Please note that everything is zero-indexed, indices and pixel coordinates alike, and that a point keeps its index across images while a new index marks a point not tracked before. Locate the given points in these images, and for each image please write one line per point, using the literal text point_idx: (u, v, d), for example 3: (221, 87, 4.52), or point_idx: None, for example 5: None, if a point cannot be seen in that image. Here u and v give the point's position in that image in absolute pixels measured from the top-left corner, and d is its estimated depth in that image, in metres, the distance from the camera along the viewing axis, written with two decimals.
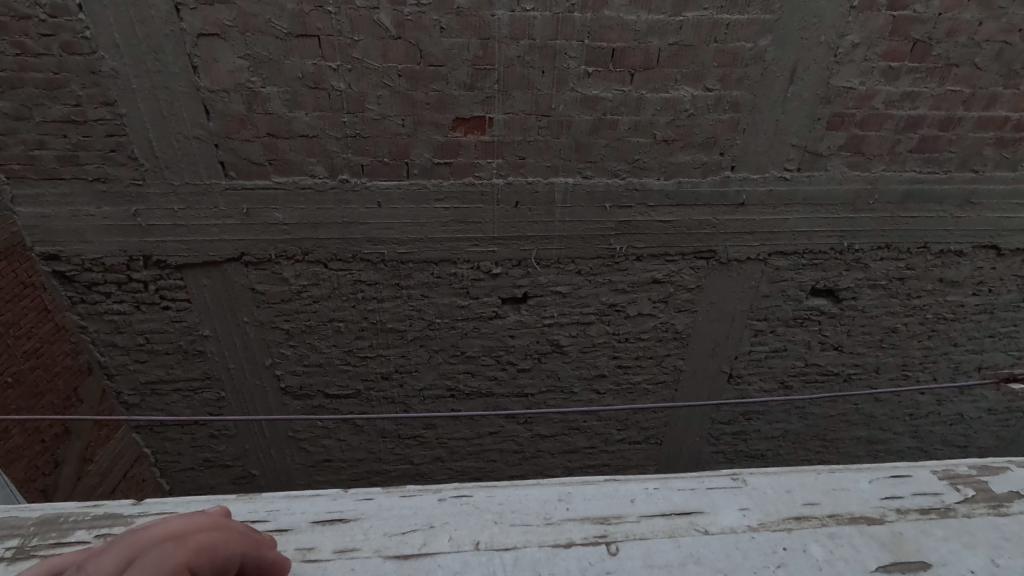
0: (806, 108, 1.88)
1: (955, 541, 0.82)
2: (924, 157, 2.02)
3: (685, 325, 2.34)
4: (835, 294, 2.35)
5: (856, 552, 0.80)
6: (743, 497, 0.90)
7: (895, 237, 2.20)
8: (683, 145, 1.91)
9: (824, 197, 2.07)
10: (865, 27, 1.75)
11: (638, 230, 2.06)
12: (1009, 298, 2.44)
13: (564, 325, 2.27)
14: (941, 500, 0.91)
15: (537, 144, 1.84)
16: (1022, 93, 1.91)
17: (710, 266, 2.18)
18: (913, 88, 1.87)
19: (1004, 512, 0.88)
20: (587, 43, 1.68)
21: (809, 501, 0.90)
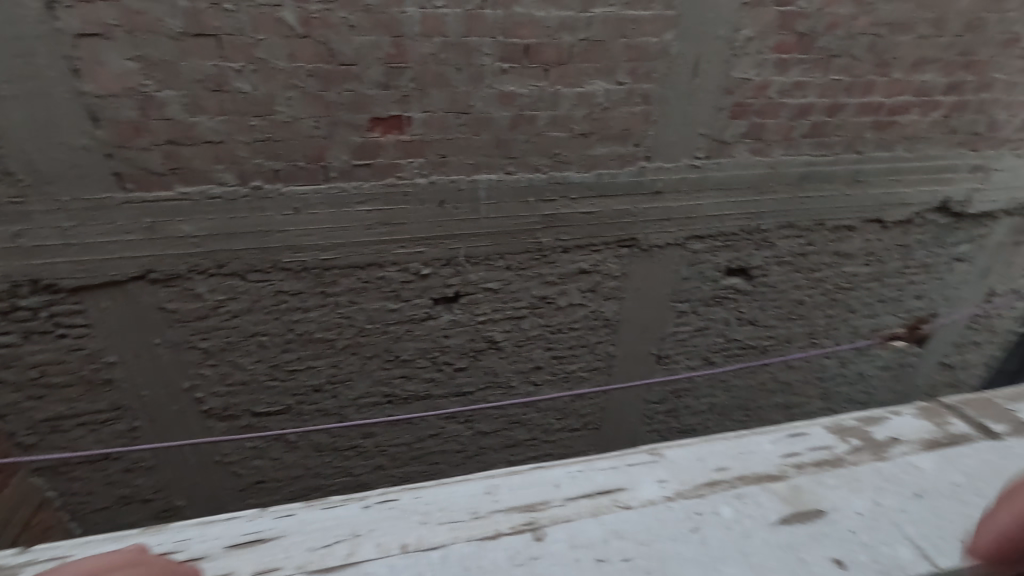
0: (710, 99, 1.99)
1: (842, 486, 1.21)
2: (816, 141, 2.20)
3: (613, 311, 2.43)
4: (748, 273, 2.51)
5: (760, 507, 1.15)
6: (659, 470, 1.26)
7: (797, 217, 2.37)
8: (599, 138, 1.97)
9: (732, 182, 2.20)
10: (755, 22, 1.88)
11: (562, 223, 2.10)
12: (896, 265, 2.70)
13: (497, 321, 2.30)
14: (832, 451, 1.32)
15: (457, 142, 1.84)
16: (893, 79, 2.12)
17: (633, 253, 2.27)
18: (802, 77, 2.03)
19: (883, 455, 1.31)
20: (500, 39, 1.71)
21: (718, 468, 1.26)
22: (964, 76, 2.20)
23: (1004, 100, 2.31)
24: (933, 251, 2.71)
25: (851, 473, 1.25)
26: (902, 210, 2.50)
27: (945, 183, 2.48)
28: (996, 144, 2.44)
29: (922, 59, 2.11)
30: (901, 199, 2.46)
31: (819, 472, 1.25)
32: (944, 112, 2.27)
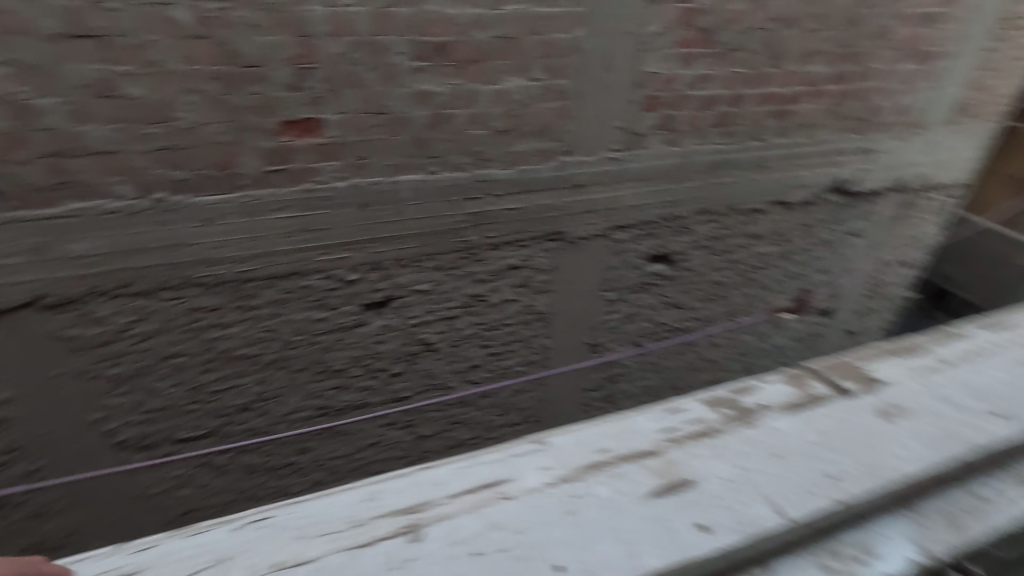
0: (623, 93, 2.05)
1: (712, 456, 1.28)
2: (723, 131, 2.33)
3: (545, 304, 2.46)
4: (670, 259, 2.62)
5: (633, 482, 1.21)
6: (543, 457, 1.27)
7: (710, 203, 2.50)
8: (519, 134, 1.99)
9: (649, 172, 2.29)
10: (660, 18, 1.96)
11: (489, 221, 2.10)
12: (801, 243, 2.91)
13: (431, 322, 2.27)
14: (705, 422, 1.38)
15: (375, 143, 1.80)
16: (786, 71, 2.28)
17: (561, 246, 2.32)
18: (706, 71, 2.14)
19: (750, 422, 1.38)
20: (412, 37, 1.68)
21: (601, 449, 1.30)
22: (848, 66, 2.39)
23: (883, 87, 2.53)
24: (832, 228, 2.93)
25: (718, 440, 1.32)
26: (803, 192, 2.69)
27: (838, 165, 2.69)
28: (879, 128, 2.67)
29: (810, 51, 2.28)
30: (801, 182, 2.65)
31: (696, 442, 1.32)
32: (832, 99, 2.46)
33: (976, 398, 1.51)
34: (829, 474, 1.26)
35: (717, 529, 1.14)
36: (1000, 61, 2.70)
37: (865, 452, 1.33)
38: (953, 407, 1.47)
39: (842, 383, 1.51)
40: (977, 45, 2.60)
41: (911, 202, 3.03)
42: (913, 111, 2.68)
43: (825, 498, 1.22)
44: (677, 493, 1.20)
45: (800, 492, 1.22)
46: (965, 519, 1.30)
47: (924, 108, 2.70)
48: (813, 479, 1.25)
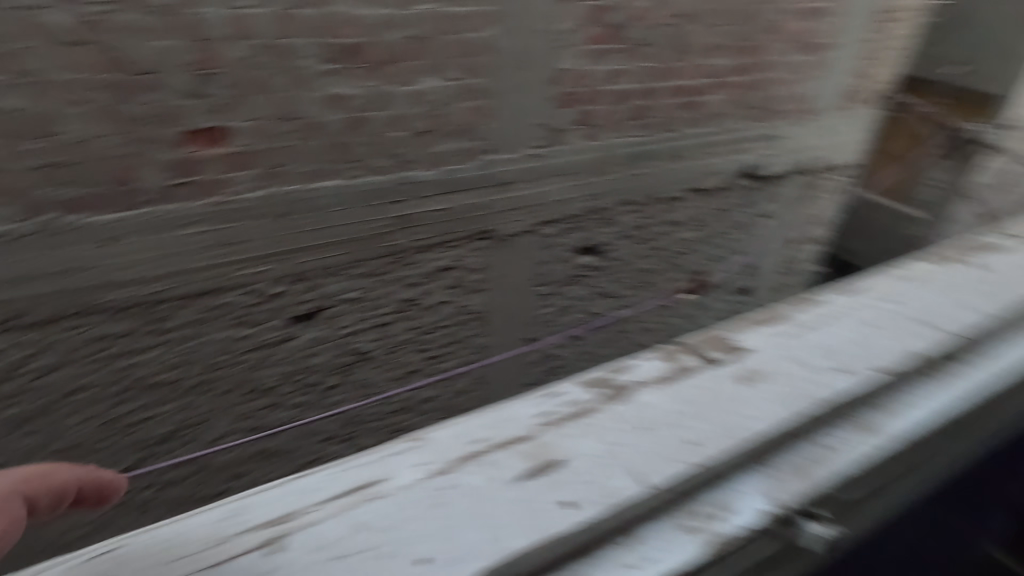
0: (540, 90, 2.09)
1: (587, 437, 0.98)
2: (638, 124, 2.41)
3: (479, 303, 2.46)
4: (598, 250, 2.69)
5: (498, 469, 0.92)
6: (420, 452, 0.95)
7: (631, 193, 2.59)
8: (440, 135, 1.97)
9: (571, 167, 2.34)
10: (569, 16, 2.00)
11: (416, 223, 2.08)
12: (718, 227, 3.06)
13: (363, 331, 2.22)
14: (582, 404, 1.04)
15: (290, 150, 1.73)
16: (692, 64, 2.39)
17: (490, 244, 2.32)
18: (618, 66, 2.21)
19: (628, 399, 1.05)
20: (321, 40, 1.63)
21: (475, 439, 0.98)
22: (749, 58, 2.54)
23: (779, 77, 2.71)
24: (745, 210, 3.10)
25: (591, 416, 1.01)
26: (716, 178, 2.84)
27: (746, 150, 2.85)
28: (780, 115, 2.85)
29: (714, 44, 2.40)
30: (714, 168, 2.79)
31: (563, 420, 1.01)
32: (737, 89, 2.61)
33: (876, 340, 1.20)
34: (699, 435, 0.99)
35: (571, 504, 0.88)
36: (879, 51, 2.95)
37: (738, 403, 1.05)
38: (832, 358, 1.15)
39: (715, 346, 1.17)
40: (858, 36, 2.83)
41: (814, 183, 3.25)
42: (807, 99, 2.88)
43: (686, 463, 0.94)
44: (537, 460, 0.94)
45: (654, 459, 0.95)
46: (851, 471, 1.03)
47: (817, 95, 2.91)
48: (680, 440, 0.98)
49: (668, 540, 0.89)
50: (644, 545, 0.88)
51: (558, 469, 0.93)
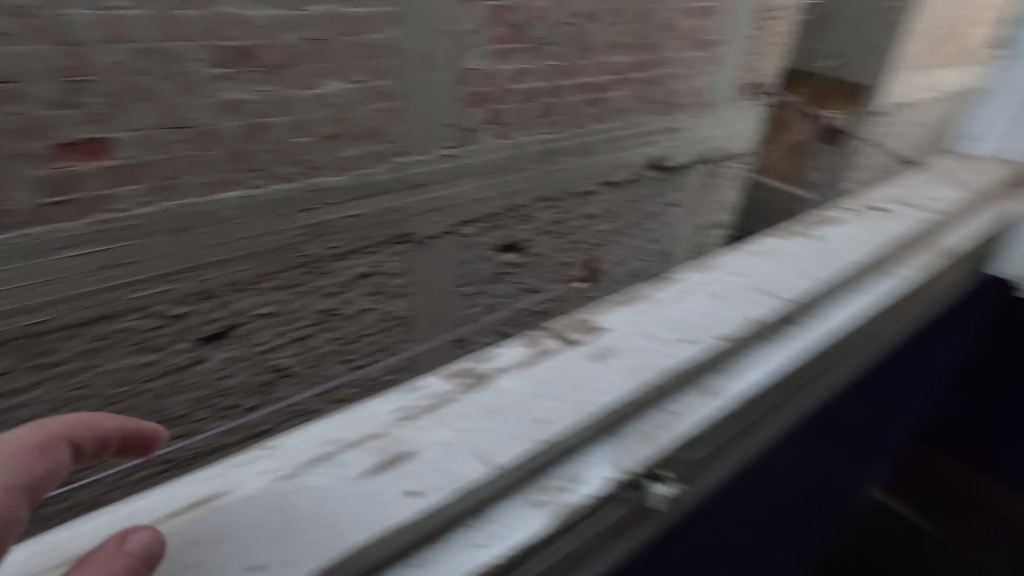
0: (447, 91, 2.08)
1: (442, 427, 1.00)
2: (547, 121, 2.46)
3: (403, 308, 2.42)
4: (518, 246, 2.72)
5: (346, 468, 0.91)
6: (266, 461, 0.92)
7: (546, 188, 2.63)
8: (348, 139, 1.91)
9: (485, 166, 2.34)
10: (471, 16, 2.01)
11: (329, 231, 1.99)
12: (632, 218, 3.16)
13: (281, 346, 2.11)
14: (442, 395, 1.07)
15: (183, 160, 1.61)
16: (594, 62, 2.47)
17: (410, 248, 2.28)
18: (523, 64, 2.24)
19: (483, 386, 1.09)
20: (209, 43, 1.53)
21: (327, 441, 0.96)
22: (646, 54, 2.65)
23: (676, 73, 2.85)
24: (656, 200, 3.23)
25: (428, 413, 1.02)
26: (626, 171, 2.94)
27: (652, 143, 2.97)
28: (681, 108, 2.99)
29: (612, 42, 2.49)
30: (623, 162, 2.90)
31: (409, 417, 1.01)
32: (638, 85, 2.71)
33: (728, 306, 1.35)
34: (555, 411, 1.05)
35: (420, 492, 0.88)
36: (765, 46, 3.14)
37: (591, 378, 1.12)
38: (679, 331, 1.27)
39: (577, 329, 1.26)
40: (744, 33, 3.01)
41: (716, 171, 3.42)
42: (703, 92, 3.04)
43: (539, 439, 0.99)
44: (377, 457, 0.93)
45: (508, 436, 0.99)
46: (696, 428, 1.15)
47: (712, 89, 3.07)
48: (532, 420, 1.02)
49: (524, 510, 0.95)
50: (505, 515, 0.94)
51: (400, 463, 0.93)
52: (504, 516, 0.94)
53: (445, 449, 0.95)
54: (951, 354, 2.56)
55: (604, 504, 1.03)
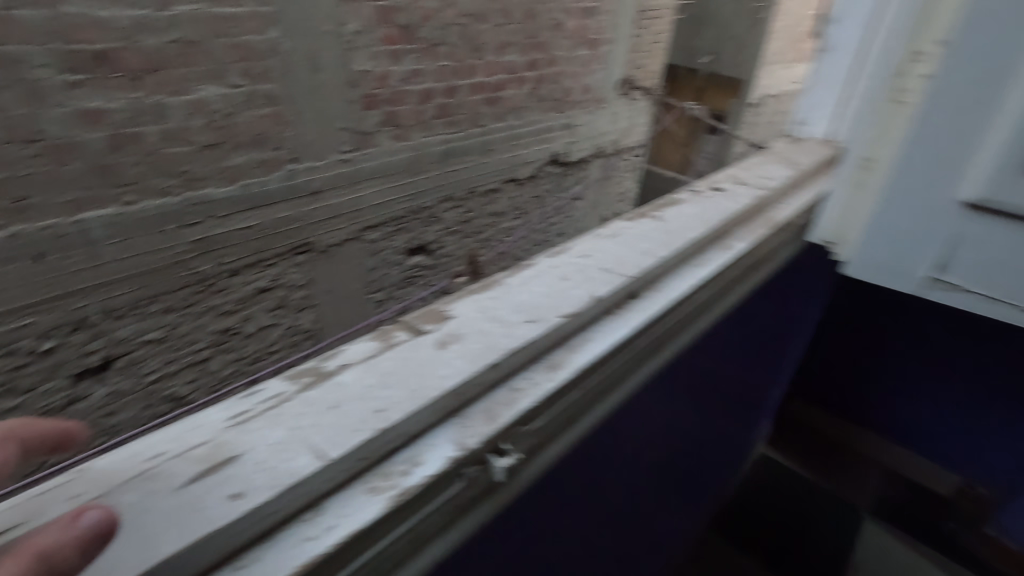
0: (337, 94, 1.27)
1: (423, 378, 0.27)
2: (449, 122, 1.55)
3: (311, 321, 1.49)
4: (426, 249, 1.72)
5: (258, 450, 0.24)
6: (99, 476, 0.23)
7: (502, 171, 1.80)
8: (236, 146, 1.14)
9: (371, 175, 1.42)
10: (343, 15, 1.20)
11: (223, 246, 1.20)
12: (584, 205, 2.27)
13: (180, 372, 1.27)
14: (391, 340, 0.30)
15: (19, 185, 0.91)
16: (512, 65, 1.65)
17: (315, 253, 1.39)
18: (415, 71, 1.39)
19: (385, 350, 0.30)
20: (34, 46, 0.86)
21: (235, 409, 0.26)
22: (602, 10, 1.83)
23: (571, 73, 1.86)
24: (604, 196, 2.35)
25: (349, 356, 0.29)
26: (593, 146, 2.13)
27: (608, 116, 2.13)
28: (649, 77, 2.26)
29: (565, 7, 1.72)
30: (572, 141, 2.01)
31: (321, 369, 0.28)
32: (591, 63, 1.91)
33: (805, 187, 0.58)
34: (578, 268, 0.38)
35: (242, 494, 0.22)
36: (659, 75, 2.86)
37: (624, 227, 0.45)
38: (655, 257, 0.41)
39: (446, 312, 0.34)
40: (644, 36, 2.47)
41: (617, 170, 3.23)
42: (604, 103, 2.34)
43: (560, 317, 0.33)
44: (252, 398, 0.27)
45: (483, 338, 0.31)
46: (732, 294, 0.48)
47: (663, 57, 2.24)
48: (544, 293, 0.35)
49: (356, 497, 0.24)
50: (317, 515, 0.24)
51: (247, 411, 0.26)
52: (302, 527, 0.23)
53: (367, 372, 0.28)
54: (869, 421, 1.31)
55: (561, 411, 0.32)
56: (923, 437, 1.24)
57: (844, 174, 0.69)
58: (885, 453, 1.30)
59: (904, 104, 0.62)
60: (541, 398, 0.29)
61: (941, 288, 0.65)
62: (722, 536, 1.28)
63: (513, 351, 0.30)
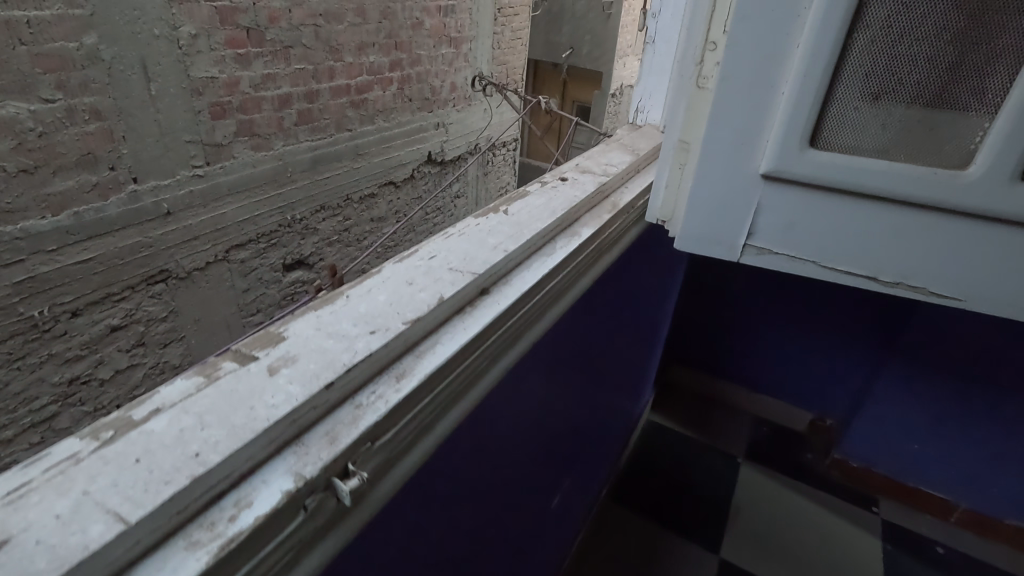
0: (180, 105, 1.10)
1: (257, 410, 0.25)
2: (313, 128, 1.41)
3: (180, 357, 1.30)
4: (306, 263, 1.57)
5: (61, 518, 0.20)
6: None
7: (383, 172, 1.71)
8: (57, 169, 0.95)
9: (236, 189, 1.26)
10: (174, 17, 1.04)
11: (52, 284, 1.00)
12: (467, 202, 2.25)
13: (16, 437, 1.07)
14: (205, 381, 0.27)
15: None
16: (379, 64, 1.55)
17: (179, 282, 1.22)
18: (268, 75, 1.25)
19: (199, 389, 0.26)
20: None
21: (16, 485, 0.21)
22: (460, 8, 1.80)
23: (441, 71, 1.82)
24: (482, 190, 2.33)
25: (158, 405, 0.25)
26: (466, 143, 2.09)
27: (478, 113, 2.11)
28: (511, 75, 2.29)
29: (424, 6, 1.64)
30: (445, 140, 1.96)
31: (129, 421, 0.24)
32: (456, 61, 1.88)
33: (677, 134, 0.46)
34: (424, 271, 0.38)
35: None
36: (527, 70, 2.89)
37: (476, 223, 0.45)
38: (475, 255, 0.40)
39: (272, 334, 0.31)
40: None
41: None
42: None
43: (403, 324, 0.32)
44: (32, 469, 0.22)
45: (319, 356, 0.29)
46: (582, 281, 0.50)
47: (522, 54, 2.30)
48: (389, 301, 0.34)
49: (171, 554, 0.21)
50: None
51: (24, 484, 0.21)
52: None
53: (181, 417, 0.24)
54: (752, 374, 1.42)
55: (410, 425, 0.30)
56: (787, 386, 1.39)
57: (658, 168, 0.49)
58: (755, 402, 1.44)
59: (705, 82, 0.43)
60: (389, 411, 0.28)
61: (753, 250, 0.45)
62: (617, 495, 1.22)
63: (353, 366, 0.29)
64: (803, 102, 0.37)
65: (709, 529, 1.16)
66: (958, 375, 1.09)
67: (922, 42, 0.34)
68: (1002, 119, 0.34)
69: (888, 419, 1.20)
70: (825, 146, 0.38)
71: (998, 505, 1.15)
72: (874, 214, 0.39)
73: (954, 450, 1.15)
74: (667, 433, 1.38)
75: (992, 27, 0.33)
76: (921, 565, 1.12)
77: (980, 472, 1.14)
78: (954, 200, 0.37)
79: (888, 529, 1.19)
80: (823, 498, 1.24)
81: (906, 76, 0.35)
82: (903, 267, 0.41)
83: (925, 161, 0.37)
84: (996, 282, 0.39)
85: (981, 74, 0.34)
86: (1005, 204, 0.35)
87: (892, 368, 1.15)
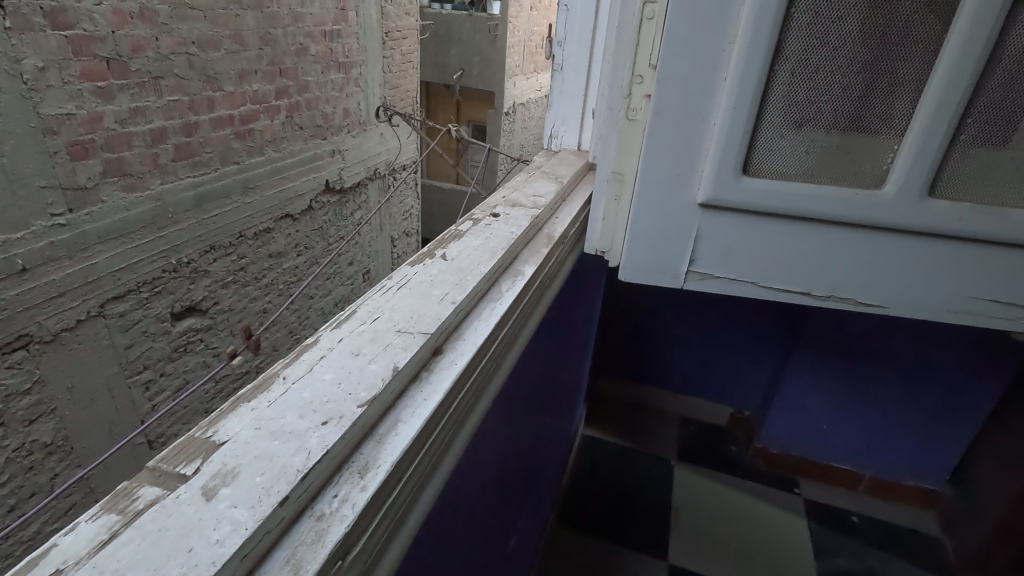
0: (29, 148, 0.95)
1: (201, 545, 0.21)
2: (195, 163, 1.29)
3: (52, 434, 1.11)
4: (199, 309, 1.41)
5: None
6: None
7: (279, 203, 1.59)
8: None
9: (109, 236, 1.11)
10: (13, 48, 0.90)
11: None
12: (378, 233, 2.15)
13: None
14: (130, 516, 0.22)
15: None
16: (263, 92, 1.45)
17: (46, 347, 1.05)
18: (137, 109, 1.13)
19: (123, 529, 0.21)
20: None
21: None
22: (346, 33, 1.74)
23: (332, 97, 1.74)
24: (390, 216, 2.22)
25: (56, 568, 0.19)
26: (365, 169, 1.99)
27: (375, 138, 2.02)
28: (404, 98, 2.24)
29: (307, 31, 1.57)
30: (343, 166, 1.85)
31: None
32: (347, 86, 1.80)
33: (613, 162, 0.46)
34: (369, 337, 0.34)
35: None
36: None
37: (413, 274, 0.42)
38: (420, 314, 0.37)
39: (195, 444, 0.25)
40: None
41: None
42: None
43: (359, 407, 0.28)
44: None
45: (266, 465, 0.24)
46: (529, 322, 0.48)
47: (414, 77, 2.26)
48: (337, 380, 0.30)
49: None
50: None
51: None
52: None
53: None
54: (675, 378, 1.48)
55: (380, 528, 0.26)
56: (706, 385, 1.46)
57: (594, 198, 0.49)
58: (679, 404, 1.49)
59: (634, 114, 0.43)
60: (359, 518, 0.24)
61: (695, 275, 0.46)
62: (562, 515, 1.21)
63: (310, 471, 0.24)
64: (734, 132, 0.38)
65: (655, 536, 1.18)
66: (852, 358, 1.20)
67: (834, 74, 0.36)
68: (910, 142, 0.36)
69: (798, 405, 1.29)
70: (755, 174, 0.40)
71: (895, 469, 1.28)
72: (804, 236, 0.41)
73: (855, 425, 1.27)
74: (603, 446, 1.39)
75: (893, 60, 0.35)
76: (841, 536, 1.21)
77: (877, 441, 1.27)
78: (874, 217, 0.39)
79: (810, 506, 1.27)
80: (750, 488, 1.30)
81: (823, 105, 0.37)
82: (834, 282, 0.43)
83: (847, 182, 0.39)
84: (911, 289, 0.42)
85: (886, 101, 0.36)
86: (917, 218, 0.38)
87: (796, 359, 1.24)
